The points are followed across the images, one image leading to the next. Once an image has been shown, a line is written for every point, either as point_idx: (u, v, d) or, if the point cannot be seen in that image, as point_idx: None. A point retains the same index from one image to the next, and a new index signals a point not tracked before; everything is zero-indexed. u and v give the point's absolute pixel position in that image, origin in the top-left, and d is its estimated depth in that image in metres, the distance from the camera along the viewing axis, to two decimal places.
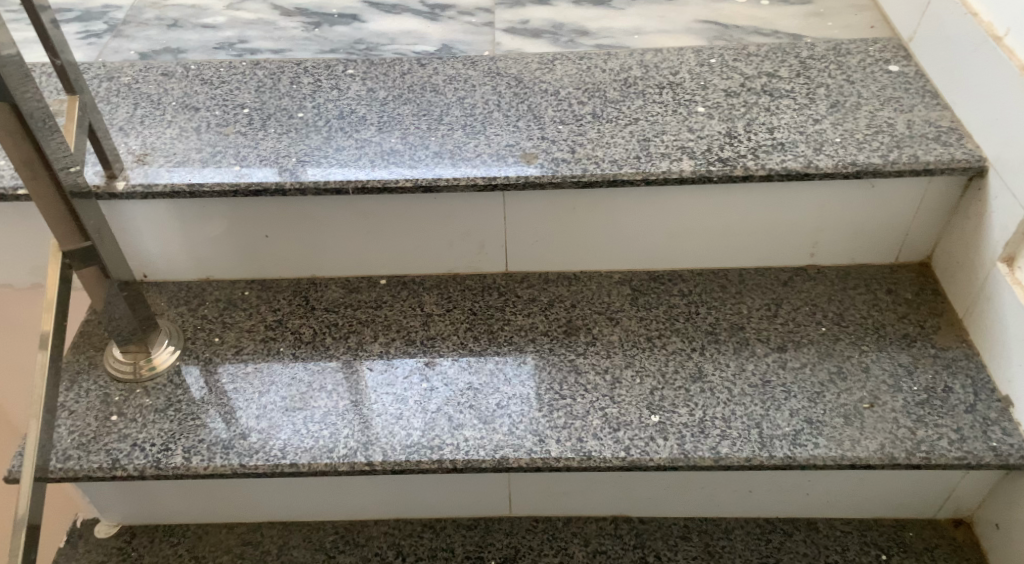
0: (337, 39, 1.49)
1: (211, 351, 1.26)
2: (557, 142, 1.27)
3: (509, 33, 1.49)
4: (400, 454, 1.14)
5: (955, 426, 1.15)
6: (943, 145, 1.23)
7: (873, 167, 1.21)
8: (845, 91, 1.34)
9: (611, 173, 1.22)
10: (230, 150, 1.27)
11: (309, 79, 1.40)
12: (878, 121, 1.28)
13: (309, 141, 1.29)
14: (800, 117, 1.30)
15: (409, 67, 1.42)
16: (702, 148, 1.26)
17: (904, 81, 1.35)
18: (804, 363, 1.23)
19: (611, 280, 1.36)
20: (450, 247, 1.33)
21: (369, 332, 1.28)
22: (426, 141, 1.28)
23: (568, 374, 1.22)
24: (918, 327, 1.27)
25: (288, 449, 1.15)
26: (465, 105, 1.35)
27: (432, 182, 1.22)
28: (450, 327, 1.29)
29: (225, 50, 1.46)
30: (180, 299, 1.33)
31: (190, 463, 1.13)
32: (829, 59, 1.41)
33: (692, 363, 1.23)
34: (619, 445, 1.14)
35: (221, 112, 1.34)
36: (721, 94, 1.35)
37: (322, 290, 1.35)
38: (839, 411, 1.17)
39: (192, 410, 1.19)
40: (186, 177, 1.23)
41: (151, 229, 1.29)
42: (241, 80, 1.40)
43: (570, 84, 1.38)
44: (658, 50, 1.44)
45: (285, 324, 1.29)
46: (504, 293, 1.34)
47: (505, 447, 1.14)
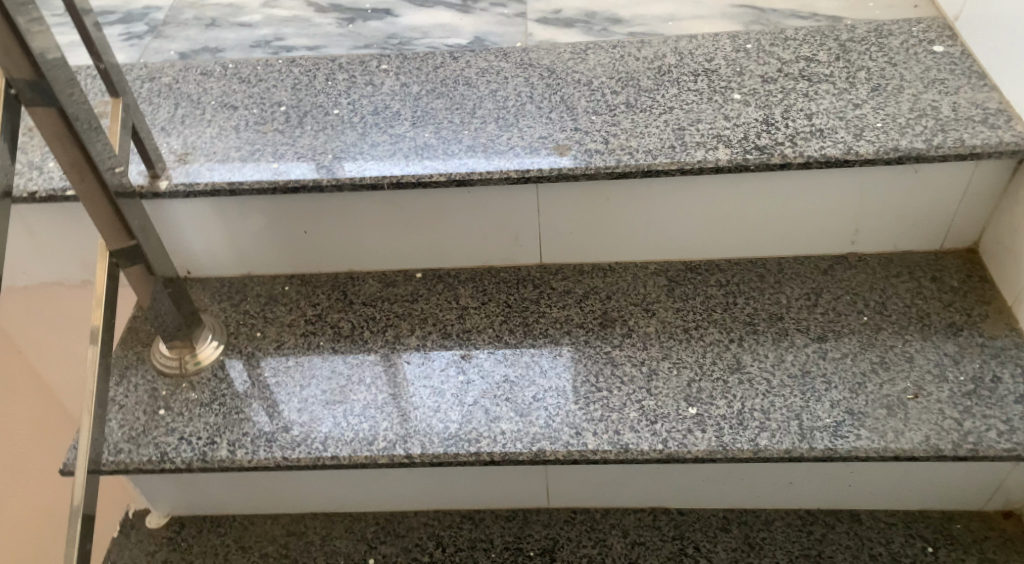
0: (371, 35, 1.50)
1: (253, 346, 1.28)
2: (591, 133, 1.27)
3: (542, 24, 1.49)
4: (438, 446, 1.15)
5: (1003, 416, 1.12)
6: (990, 128, 1.20)
7: (916, 153, 1.19)
8: (887, 74, 1.31)
9: (646, 164, 1.22)
10: (268, 148, 1.29)
11: (344, 75, 1.41)
12: (921, 104, 1.25)
13: (344, 138, 1.30)
14: (839, 102, 1.27)
15: (443, 61, 1.43)
16: (738, 136, 1.24)
17: (950, 62, 1.31)
18: (845, 353, 1.21)
19: (647, 271, 1.35)
20: (486, 240, 1.34)
21: (406, 325, 1.30)
22: (460, 135, 1.29)
23: (604, 366, 1.22)
24: (965, 315, 1.24)
25: (329, 441, 1.17)
26: (498, 98, 1.34)
27: (466, 176, 1.23)
28: (486, 320, 1.29)
29: (261, 49, 1.48)
30: (222, 296, 1.36)
31: (235, 456, 1.16)
32: (870, 41, 1.37)
33: (730, 354, 1.22)
34: (657, 438, 1.14)
35: (259, 111, 1.36)
36: (757, 80, 1.33)
37: (360, 284, 1.37)
38: (882, 402, 1.15)
39: (236, 404, 1.21)
40: (226, 176, 1.25)
41: (192, 227, 1.32)
42: (278, 79, 1.42)
43: (603, 74, 1.37)
44: (693, 37, 1.42)
45: (324, 319, 1.31)
46: (540, 286, 1.34)
47: (542, 440, 1.15)
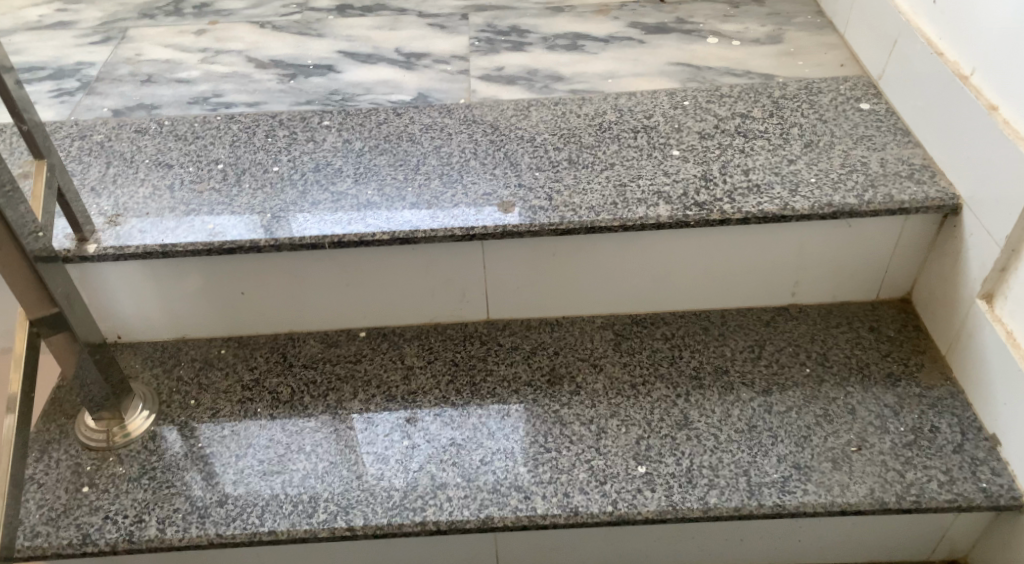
0: (312, 91, 1.49)
1: (187, 414, 1.24)
2: (534, 190, 1.27)
3: (484, 80, 1.49)
4: (381, 517, 1.12)
5: (944, 468, 1.14)
6: (917, 183, 1.24)
7: (849, 209, 1.22)
8: (818, 130, 1.35)
9: (589, 221, 1.22)
10: (203, 208, 1.26)
11: (284, 132, 1.40)
12: (852, 160, 1.28)
13: (283, 196, 1.28)
14: (774, 158, 1.30)
15: (385, 117, 1.42)
16: (678, 192, 1.25)
17: (877, 119, 1.36)
18: (790, 406, 1.22)
19: (593, 325, 1.35)
20: (431, 297, 1.32)
21: (349, 389, 1.27)
22: (403, 192, 1.28)
23: (552, 426, 1.21)
24: (902, 365, 1.26)
25: (266, 515, 1.13)
26: (442, 154, 1.34)
27: (409, 234, 1.21)
28: (432, 380, 1.27)
29: (199, 106, 1.46)
30: (155, 360, 1.32)
31: (165, 535, 1.11)
32: (801, 98, 1.41)
33: (677, 411, 1.22)
34: (607, 499, 1.13)
35: (195, 169, 1.33)
36: (695, 137, 1.35)
37: (301, 345, 1.33)
38: (827, 455, 1.16)
39: (166, 478, 1.17)
40: (159, 238, 1.22)
41: (125, 290, 1.28)
42: (215, 136, 1.39)
43: (545, 130, 1.38)
44: (633, 95, 1.44)
45: (262, 383, 1.28)
46: (486, 342, 1.33)
47: (490, 506, 1.13)
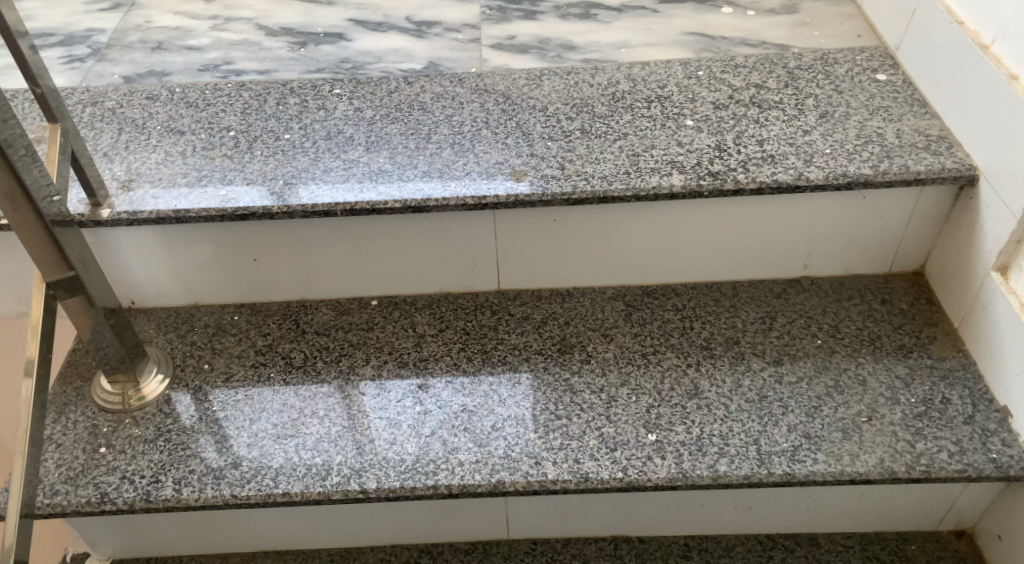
0: (323, 59, 1.47)
1: (200, 379, 1.25)
2: (547, 159, 1.27)
3: (497, 49, 1.47)
4: (394, 480, 1.13)
5: (955, 438, 1.14)
6: (933, 155, 1.23)
7: (864, 179, 1.21)
8: (833, 101, 1.34)
9: (601, 190, 1.22)
10: (216, 174, 1.26)
11: (295, 100, 1.39)
12: (867, 131, 1.28)
13: (295, 163, 1.28)
14: (789, 129, 1.29)
15: (396, 86, 1.41)
16: (692, 161, 1.25)
17: (893, 90, 1.35)
18: (801, 377, 1.22)
19: (605, 296, 1.35)
20: (442, 267, 1.32)
21: (361, 355, 1.27)
22: (415, 160, 1.28)
23: (563, 394, 1.21)
24: (914, 338, 1.26)
25: (280, 478, 1.13)
26: (453, 123, 1.33)
27: (422, 202, 1.21)
28: (443, 348, 1.27)
29: (210, 73, 1.45)
30: (168, 326, 1.32)
31: (181, 495, 1.12)
32: (817, 69, 1.40)
33: (688, 380, 1.22)
34: (617, 466, 1.13)
35: (207, 136, 1.33)
36: (710, 107, 1.34)
37: (312, 313, 1.34)
38: (838, 425, 1.16)
39: (182, 440, 1.18)
40: (172, 203, 1.22)
41: (137, 257, 1.28)
42: (227, 103, 1.39)
43: (558, 100, 1.36)
44: (646, 64, 1.42)
45: (275, 349, 1.28)
46: (498, 312, 1.32)
47: (501, 471, 1.13)
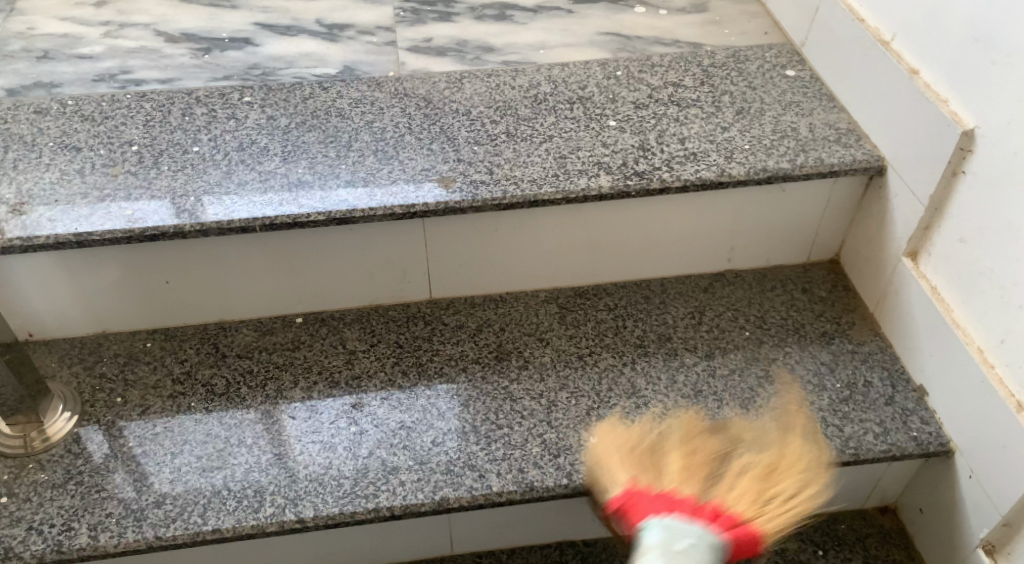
0: (230, 66, 1.39)
1: (113, 413, 1.16)
2: (474, 164, 1.25)
3: (414, 52, 1.43)
4: (332, 507, 1.08)
5: (879, 419, 1.19)
6: (844, 147, 1.27)
7: (783, 172, 1.23)
8: (748, 97, 1.35)
9: (532, 195, 1.21)
10: (120, 192, 1.18)
11: (202, 110, 1.32)
12: (783, 126, 1.30)
13: (207, 177, 1.21)
14: (708, 126, 1.30)
15: (311, 91, 1.35)
16: (617, 162, 1.25)
17: (802, 85, 1.38)
18: (732, 369, 1.24)
19: (537, 299, 1.33)
20: (370, 279, 1.27)
21: (288, 377, 1.21)
22: (337, 170, 1.23)
23: (503, 402, 1.19)
24: (834, 324, 1.30)
25: (209, 513, 1.07)
26: (375, 129, 1.30)
27: (347, 213, 1.17)
28: (376, 364, 1.23)
29: (105, 83, 1.35)
30: (73, 358, 1.23)
31: (98, 542, 1.04)
32: (730, 66, 1.41)
33: (625, 379, 1.22)
34: (561, 472, 1.12)
35: (107, 151, 1.24)
36: (630, 107, 1.34)
37: (233, 334, 1.27)
38: (771, 415, 1.19)
39: (96, 481, 1.10)
40: (72, 227, 1.13)
41: (37, 284, 1.18)
42: (127, 115, 1.30)
43: (480, 103, 1.34)
44: (565, 65, 1.41)
45: (194, 377, 1.21)
46: (430, 322, 1.29)
47: (444, 487, 1.10)
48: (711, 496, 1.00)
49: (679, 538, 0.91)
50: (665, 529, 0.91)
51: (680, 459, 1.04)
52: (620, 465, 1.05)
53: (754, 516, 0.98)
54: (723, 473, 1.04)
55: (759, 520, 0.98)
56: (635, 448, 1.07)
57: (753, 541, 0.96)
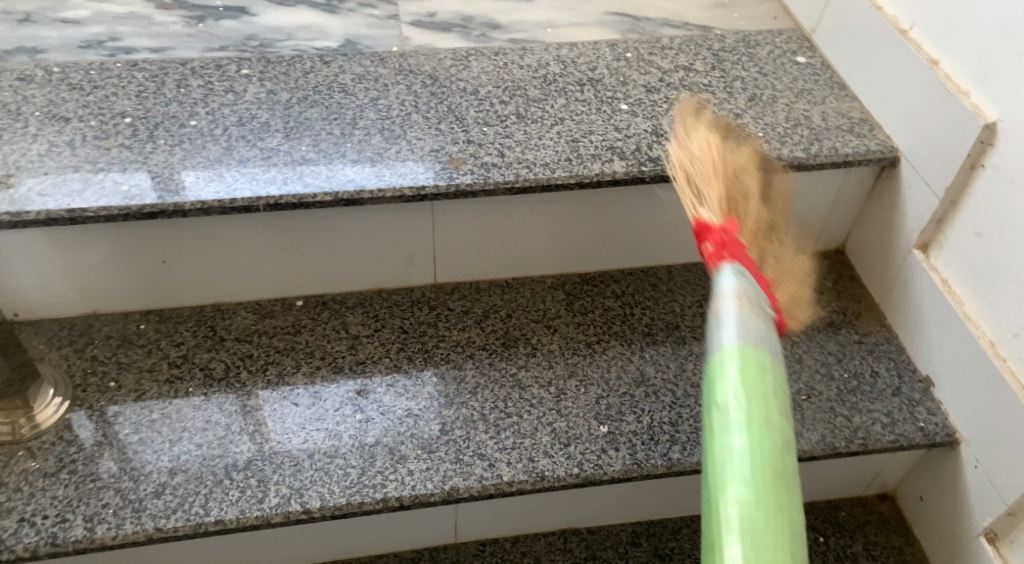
0: (225, 36, 1.33)
1: (107, 399, 1.11)
2: (485, 146, 1.21)
3: (417, 27, 1.38)
4: (339, 497, 1.05)
5: (886, 410, 1.18)
6: (858, 136, 1.26)
7: (798, 161, 1.22)
8: (760, 83, 1.34)
9: (544, 178, 1.17)
10: (114, 166, 1.13)
11: (198, 82, 1.26)
12: (795, 113, 1.29)
13: (206, 152, 1.16)
14: (721, 112, 1.28)
15: (312, 65, 1.30)
16: (631, 147, 1.22)
17: (813, 73, 1.37)
18: None
19: (544, 286, 1.30)
20: (374, 262, 1.23)
21: (290, 361, 1.17)
22: (342, 149, 1.18)
23: (511, 390, 1.16)
24: (842, 314, 1.30)
25: (211, 504, 1.03)
26: (380, 107, 1.25)
27: (354, 194, 1.13)
28: (380, 349, 1.19)
29: (94, 50, 1.28)
30: (63, 340, 1.17)
31: (95, 534, 1.00)
32: (740, 51, 1.39)
33: (634, 368, 1.20)
34: (572, 462, 1.09)
35: (98, 122, 1.18)
36: (642, 90, 1.31)
37: (231, 317, 1.22)
38: None
39: (90, 470, 1.05)
40: (65, 202, 1.08)
41: (26, 262, 1.12)
42: (117, 85, 1.23)
43: (488, 82, 1.30)
44: (574, 45, 1.38)
45: (191, 360, 1.16)
46: (436, 307, 1.25)
47: (454, 476, 1.07)
48: (766, 256, 1.02)
49: (750, 302, 0.89)
50: (745, 280, 0.91)
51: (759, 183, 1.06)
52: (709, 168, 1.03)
53: (794, 298, 1.03)
54: (794, 251, 1.08)
55: (792, 299, 1.03)
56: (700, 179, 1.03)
57: (793, 314, 1.03)
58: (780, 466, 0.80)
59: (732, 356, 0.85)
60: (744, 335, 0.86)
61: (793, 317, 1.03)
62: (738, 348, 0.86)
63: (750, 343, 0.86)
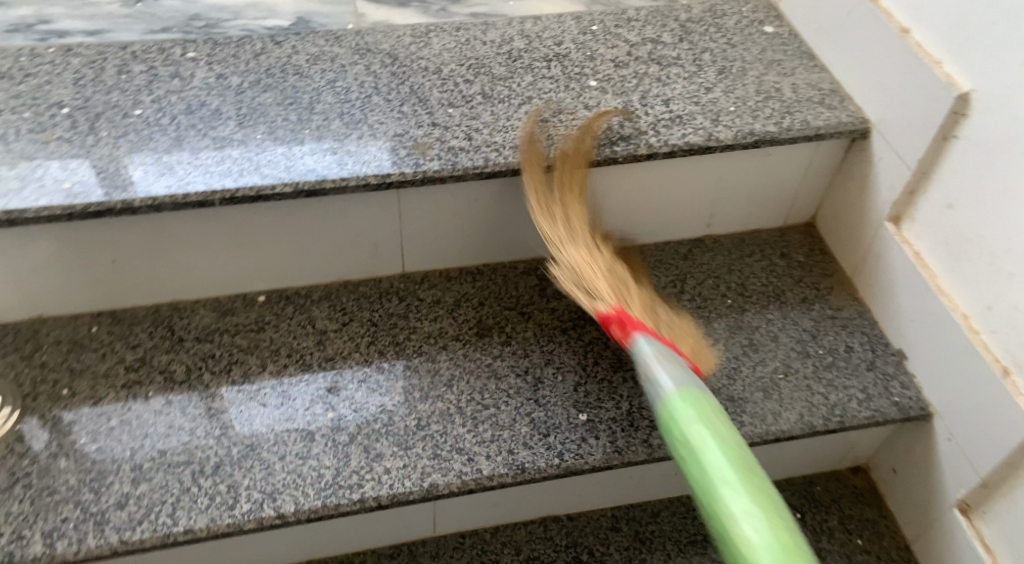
0: (169, 16, 1.26)
1: (60, 408, 1.06)
2: (451, 128, 1.16)
3: (374, 2, 1.32)
4: (314, 500, 1.01)
5: (862, 386, 1.18)
6: (828, 108, 1.23)
7: (770, 136, 1.19)
8: (728, 55, 1.30)
9: (514, 161, 1.13)
10: (53, 162, 1.06)
11: (141, 67, 1.18)
12: (765, 86, 1.26)
13: (154, 144, 1.09)
14: (691, 87, 1.25)
15: (264, 46, 1.23)
16: (601, 126, 1.18)
17: (782, 43, 1.33)
18: (716, 338, 1.22)
19: (516, 272, 1.26)
20: (339, 253, 1.18)
21: (255, 361, 1.12)
22: (301, 136, 1.12)
23: (487, 381, 1.13)
24: (814, 290, 1.29)
25: (180, 512, 0.98)
26: (338, 90, 1.19)
27: (317, 184, 1.08)
28: (350, 344, 1.15)
29: (22, 34, 1.21)
30: (9, 347, 1.11)
31: (55, 550, 0.95)
32: (706, 22, 1.36)
33: (611, 352, 1.17)
34: (552, 452, 1.07)
35: (34, 114, 1.11)
36: (610, 65, 1.27)
37: (190, 316, 1.16)
38: (757, 385, 1.17)
39: (47, 483, 1.00)
40: (2, 203, 1.01)
41: None
42: (52, 72, 1.16)
43: (451, 60, 1.25)
44: (537, 19, 1.33)
45: (150, 364, 1.10)
46: (404, 297, 1.21)
47: (432, 473, 1.04)
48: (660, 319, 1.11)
49: (669, 356, 1.02)
50: (656, 343, 1.02)
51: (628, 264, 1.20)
52: (586, 256, 1.11)
53: (696, 348, 1.11)
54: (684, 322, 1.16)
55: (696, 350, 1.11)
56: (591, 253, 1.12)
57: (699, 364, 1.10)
58: (746, 458, 0.93)
59: (676, 401, 0.97)
60: (678, 382, 0.99)
61: (703, 366, 1.10)
62: (678, 391, 0.98)
63: (687, 387, 0.98)
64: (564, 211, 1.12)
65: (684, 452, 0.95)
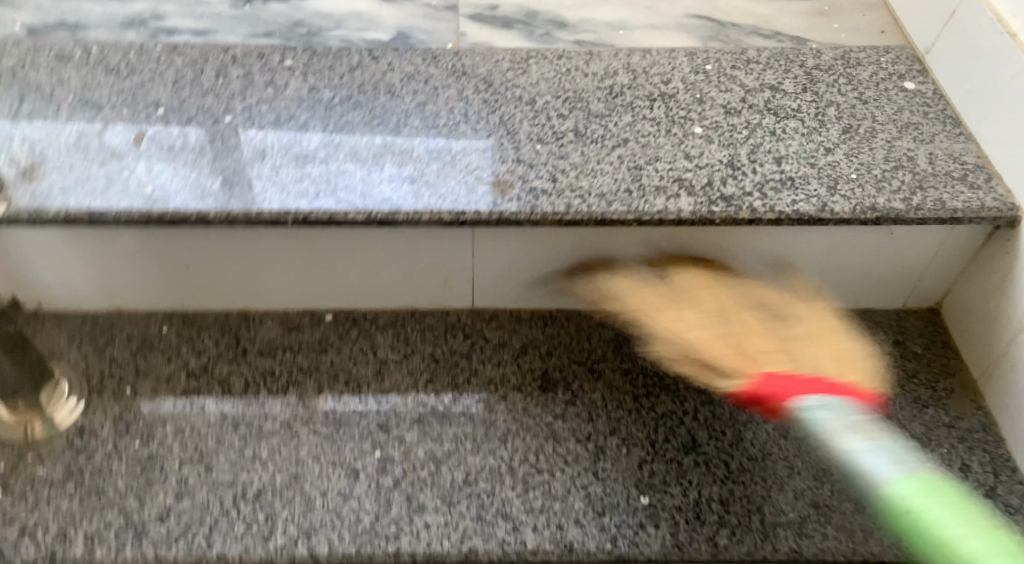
0: (273, 20, 1.25)
1: (121, 407, 1.04)
2: (535, 167, 1.10)
3: (476, 21, 1.28)
4: (349, 546, 0.97)
5: None
6: (971, 188, 1.09)
7: (895, 215, 1.07)
8: (857, 112, 1.18)
9: (601, 212, 1.06)
10: (139, 164, 1.05)
11: (238, 72, 1.17)
12: (897, 153, 1.13)
13: (237, 155, 1.08)
14: (809, 145, 1.14)
15: (359, 60, 1.21)
16: (700, 181, 1.09)
17: (923, 103, 1.19)
18: (806, 432, 1.10)
19: (592, 322, 1.19)
20: (410, 283, 1.14)
21: (312, 384, 1.09)
22: (382, 160, 1.09)
23: (544, 442, 1.07)
24: (930, 392, 1.15)
25: (215, 537, 0.96)
26: (426, 113, 1.15)
27: (390, 215, 1.04)
28: (408, 379, 1.11)
29: (135, 30, 1.21)
30: (85, 337, 1.10)
31: (95, 556, 0.93)
32: (837, 70, 1.23)
33: (684, 431, 1.09)
34: (605, 535, 1.00)
35: (129, 112, 1.11)
36: (720, 112, 1.17)
37: (256, 327, 1.13)
38: (848, 493, 1.05)
39: (98, 483, 0.98)
40: (85, 202, 1.00)
41: (44, 259, 1.06)
42: (155, 70, 1.16)
43: (548, 91, 1.19)
44: (647, 52, 1.24)
45: (211, 372, 1.08)
46: (472, 336, 1.16)
47: (474, 536, 0.99)
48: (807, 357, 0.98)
49: (869, 428, 0.91)
50: (833, 415, 0.92)
51: (735, 293, 1.05)
52: (750, 317, 1.02)
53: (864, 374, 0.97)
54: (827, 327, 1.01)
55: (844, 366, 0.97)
56: (769, 331, 1.00)
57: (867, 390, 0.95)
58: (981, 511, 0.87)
59: (901, 486, 0.87)
60: (893, 465, 0.89)
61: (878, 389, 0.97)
62: (903, 478, 0.88)
63: (914, 471, 0.88)
64: (733, 317, 1.02)
65: (912, 525, 0.86)
